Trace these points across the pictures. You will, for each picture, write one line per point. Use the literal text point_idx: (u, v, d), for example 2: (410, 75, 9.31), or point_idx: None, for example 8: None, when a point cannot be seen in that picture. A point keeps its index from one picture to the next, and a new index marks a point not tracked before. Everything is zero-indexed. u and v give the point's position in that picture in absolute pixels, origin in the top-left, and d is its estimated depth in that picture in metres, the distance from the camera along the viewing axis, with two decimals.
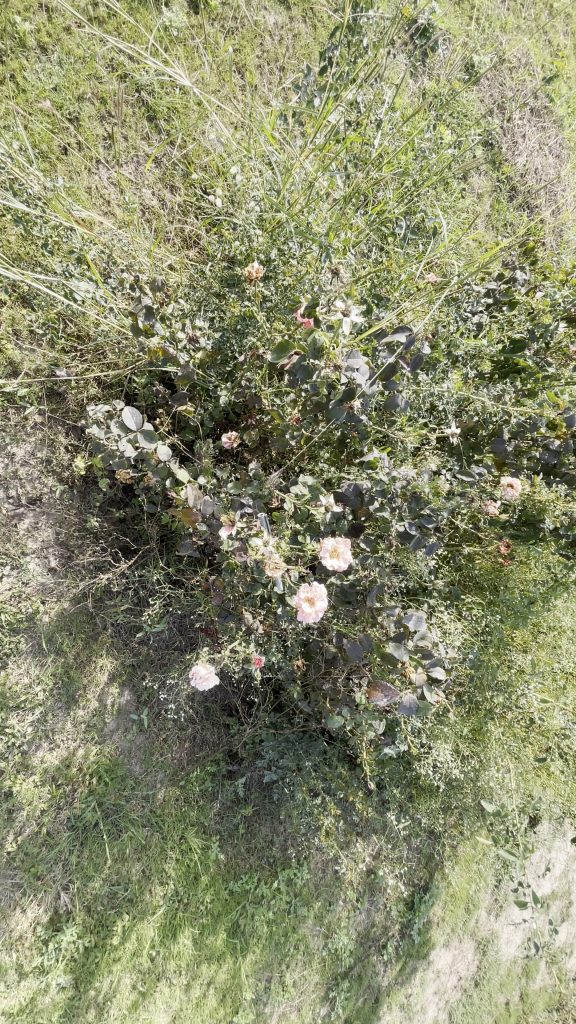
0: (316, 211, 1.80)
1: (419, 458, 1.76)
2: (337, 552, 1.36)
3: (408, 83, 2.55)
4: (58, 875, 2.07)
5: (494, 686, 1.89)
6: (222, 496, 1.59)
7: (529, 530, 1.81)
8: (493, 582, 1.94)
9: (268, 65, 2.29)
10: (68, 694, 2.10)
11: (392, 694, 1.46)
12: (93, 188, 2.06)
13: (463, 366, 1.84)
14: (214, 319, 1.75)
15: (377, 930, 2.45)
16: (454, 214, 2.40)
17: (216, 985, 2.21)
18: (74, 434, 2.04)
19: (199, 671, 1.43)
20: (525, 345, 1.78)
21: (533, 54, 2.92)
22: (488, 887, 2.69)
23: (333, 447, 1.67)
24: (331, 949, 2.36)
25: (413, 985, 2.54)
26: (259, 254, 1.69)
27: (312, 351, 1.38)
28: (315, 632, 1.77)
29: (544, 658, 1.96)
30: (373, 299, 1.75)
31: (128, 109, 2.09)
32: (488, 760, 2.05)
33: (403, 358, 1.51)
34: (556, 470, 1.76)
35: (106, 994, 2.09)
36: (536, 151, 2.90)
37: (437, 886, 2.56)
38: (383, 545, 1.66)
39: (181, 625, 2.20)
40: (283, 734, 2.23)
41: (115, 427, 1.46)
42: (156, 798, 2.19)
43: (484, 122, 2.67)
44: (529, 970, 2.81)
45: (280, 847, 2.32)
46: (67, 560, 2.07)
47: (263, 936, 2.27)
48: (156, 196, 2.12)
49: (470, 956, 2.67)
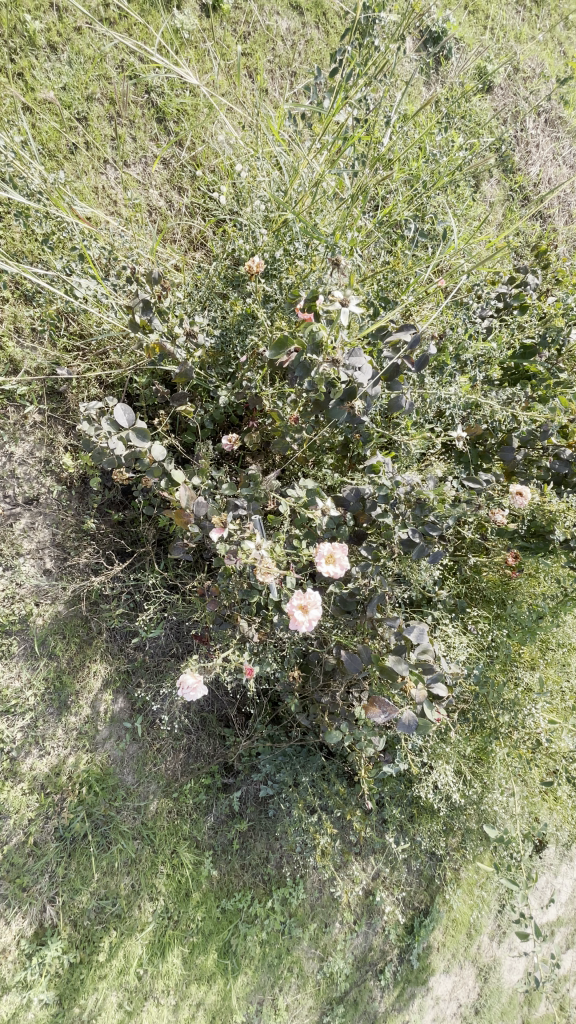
0: (324, 211, 1.79)
1: (425, 464, 1.68)
2: (334, 557, 1.31)
3: (420, 89, 2.54)
4: (44, 886, 2.00)
5: (500, 703, 1.81)
6: (218, 497, 1.55)
7: (538, 543, 1.77)
8: (501, 595, 1.87)
9: (280, 70, 2.29)
10: (60, 699, 2.05)
11: (390, 710, 1.40)
12: (100, 187, 2.05)
13: (471, 368, 1.76)
14: (215, 318, 1.70)
15: (374, 954, 2.35)
16: (467, 220, 2.35)
17: (205, 1007, 2.12)
18: (73, 434, 2.01)
19: (187, 681, 1.37)
20: (537, 351, 1.73)
21: (548, 64, 2.90)
22: (491, 912, 2.58)
23: (336, 452, 1.66)
24: (326, 973, 2.26)
25: (410, 1012, 2.43)
26: (264, 253, 1.65)
27: (310, 342, 1.29)
28: (315, 643, 1.71)
29: (552, 676, 1.87)
30: (380, 299, 1.61)
31: (137, 110, 2.09)
32: (491, 782, 1.96)
33: (409, 359, 1.47)
34: (566, 479, 1.71)
35: (91, 1012, 2.01)
36: (550, 160, 2.86)
37: (438, 910, 2.45)
38: (386, 553, 1.58)
39: (178, 632, 2.14)
40: (280, 747, 2.18)
41: (107, 425, 1.41)
42: (147, 810, 2.12)
43: (498, 130, 2.65)
44: (532, 1000, 2.69)
45: (276, 864, 2.24)
46: (63, 561, 2.03)
47: (255, 957, 2.18)
48: (163, 196, 2.11)
49: (471, 984, 2.56)
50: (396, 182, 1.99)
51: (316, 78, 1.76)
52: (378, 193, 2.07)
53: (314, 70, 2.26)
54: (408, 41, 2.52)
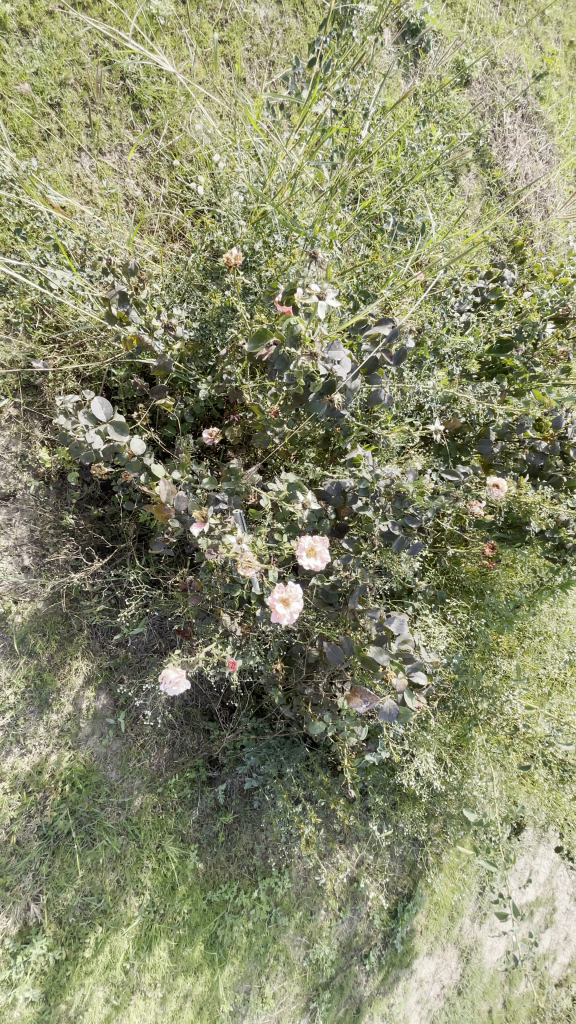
0: (302, 203, 1.76)
1: (404, 458, 1.71)
2: (314, 550, 1.32)
3: (399, 82, 2.54)
4: (28, 885, 1.98)
5: (478, 692, 1.85)
6: (198, 492, 1.54)
7: (515, 532, 1.80)
8: (479, 586, 1.93)
9: (258, 59, 2.27)
10: (41, 696, 2.03)
11: (371, 700, 1.42)
12: (75, 175, 2.01)
13: (449, 363, 1.78)
14: (194, 311, 1.68)
15: (359, 939, 2.40)
16: (445, 215, 2.37)
17: (193, 999, 2.14)
18: (50, 429, 1.98)
19: (169, 675, 1.37)
20: (513, 345, 1.77)
21: (524, 58, 2.92)
22: (472, 895, 2.65)
23: (317, 446, 1.68)
24: (312, 959, 2.30)
25: (395, 995, 2.49)
26: (243, 246, 1.63)
27: (289, 336, 1.31)
28: (298, 634, 1.72)
29: (529, 664, 1.91)
30: (360, 293, 1.61)
31: (112, 97, 2.05)
32: (471, 769, 1.99)
33: (387, 351, 1.47)
34: (542, 472, 1.77)
35: (78, 1008, 2.01)
36: (527, 156, 2.89)
37: (421, 894, 2.51)
38: (366, 546, 1.63)
39: (160, 628, 2.13)
40: (264, 740, 2.19)
41: (84, 419, 1.40)
42: (132, 806, 2.12)
43: (476, 123, 2.66)
44: (513, 978, 2.78)
45: (261, 855, 2.26)
46: (41, 559, 2.01)
47: (242, 947, 2.21)
48: (140, 187, 2.08)
49: (454, 965, 2.62)
50: (375, 177, 1.97)
51: (293, 69, 1.74)
52: (357, 186, 2.05)
53: (292, 60, 2.24)
54: (386, 32, 2.51)
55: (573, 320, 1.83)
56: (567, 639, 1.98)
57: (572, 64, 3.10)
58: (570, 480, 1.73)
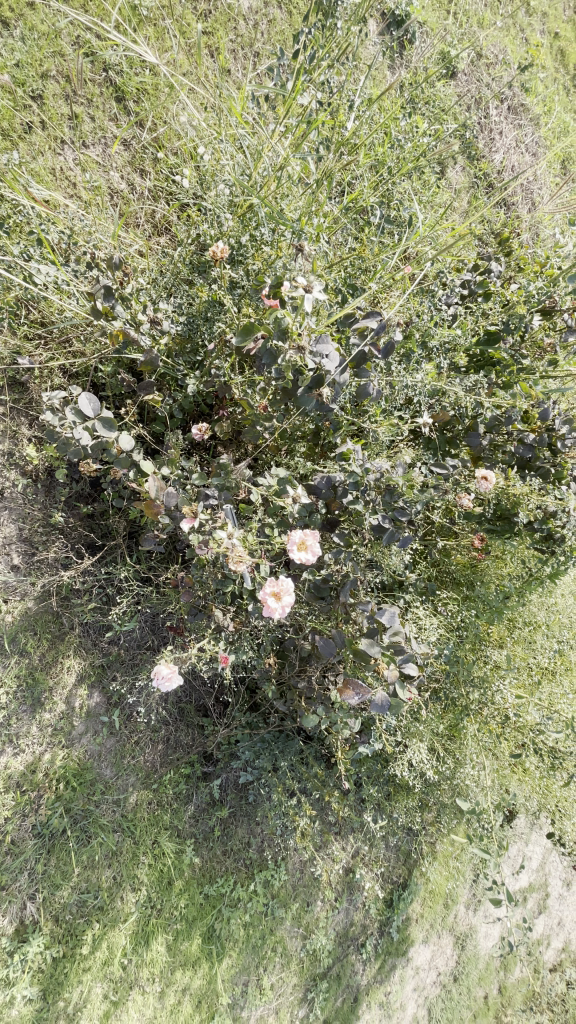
0: (289, 195, 1.75)
1: (394, 451, 1.73)
2: (305, 544, 1.32)
3: (384, 73, 2.53)
4: (23, 884, 1.98)
5: (470, 681, 1.89)
6: (188, 487, 1.54)
7: (504, 524, 1.85)
8: (470, 578, 1.95)
9: (242, 50, 2.24)
10: (34, 695, 2.02)
11: (363, 692, 1.43)
12: (58, 168, 1.98)
13: (437, 355, 1.77)
14: (182, 305, 1.67)
15: (355, 929, 2.42)
16: (433, 207, 2.37)
17: (191, 992, 2.15)
18: (36, 426, 1.95)
19: (162, 672, 1.37)
20: (500, 336, 1.74)
21: (510, 49, 2.92)
22: (466, 882, 2.68)
23: (308, 439, 1.67)
24: (309, 950, 2.32)
25: (392, 983, 2.52)
26: (229, 239, 1.62)
27: (276, 329, 1.29)
28: (290, 629, 1.73)
29: (519, 654, 1.94)
30: (348, 288, 1.60)
31: (95, 89, 2.02)
32: (463, 758, 2.01)
33: (375, 344, 1.49)
34: (530, 464, 1.80)
35: (76, 1005, 2.02)
36: (513, 148, 2.89)
37: (416, 882, 2.54)
38: (358, 539, 1.63)
39: (152, 625, 2.12)
40: (258, 734, 2.20)
41: (71, 413, 1.38)
42: (127, 802, 2.12)
43: (462, 115, 2.66)
44: (508, 964, 2.82)
45: (257, 849, 2.27)
46: (31, 558, 1.99)
47: (239, 939, 2.22)
48: (124, 179, 2.05)
49: (449, 952, 2.66)
50: (362, 169, 1.96)
51: (278, 60, 1.72)
52: (344, 178, 2.03)
53: (277, 51, 2.22)
54: (372, 23, 2.50)
55: (560, 314, 1.82)
56: (556, 629, 2.00)
57: (557, 56, 3.11)
58: (558, 471, 1.74)
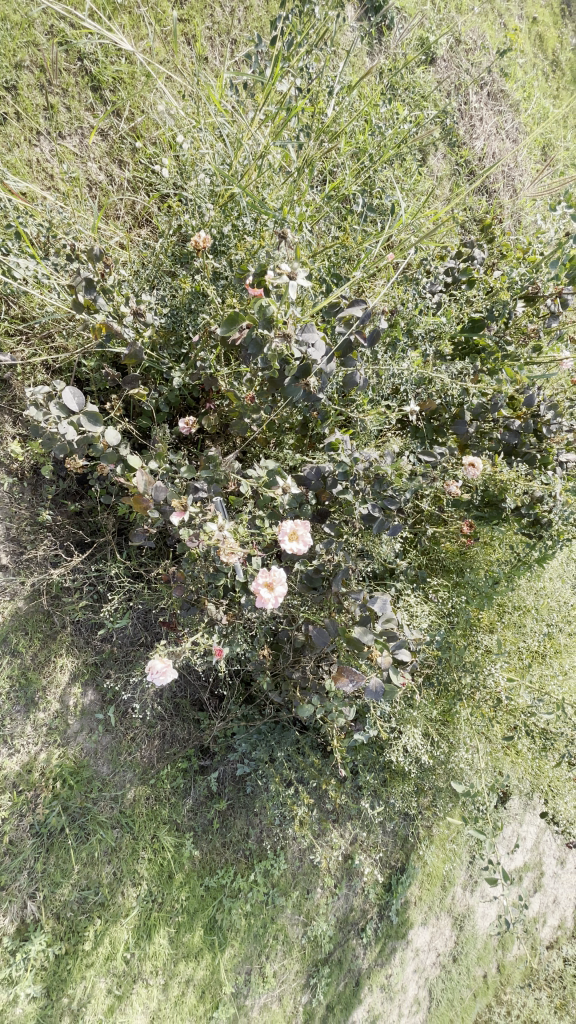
0: (271, 184, 1.73)
1: (382, 441, 1.73)
2: (296, 534, 1.32)
3: (363, 60, 2.52)
4: (23, 884, 1.98)
5: (461, 666, 1.90)
6: (176, 481, 1.53)
7: (491, 511, 1.86)
8: (459, 565, 1.96)
9: (219, 38, 2.21)
10: (27, 696, 2.01)
11: (357, 678, 1.45)
12: (34, 160, 1.95)
13: (423, 343, 1.76)
14: (164, 297, 1.65)
15: (355, 914, 2.46)
16: (415, 196, 2.37)
17: (195, 983, 2.17)
18: (20, 424, 1.93)
19: (156, 665, 1.37)
20: (485, 323, 1.76)
21: (489, 35, 2.90)
22: (463, 864, 2.73)
23: (296, 431, 1.66)
24: (310, 936, 2.35)
25: (392, 966, 2.56)
26: (211, 230, 1.60)
27: (262, 318, 1.27)
28: (284, 620, 1.73)
29: (510, 638, 1.97)
30: (332, 276, 1.59)
31: (70, 79, 1.98)
32: (457, 742, 2.06)
33: (360, 332, 1.49)
34: (516, 451, 1.83)
35: (81, 1000, 2.02)
36: (494, 135, 2.89)
37: (414, 866, 2.58)
38: (348, 529, 1.63)
39: (145, 621, 2.11)
40: (254, 726, 2.21)
41: (55, 409, 1.36)
42: (125, 799, 2.12)
43: (443, 101, 2.65)
44: (505, 943, 2.89)
45: (256, 839, 2.29)
46: (19, 557, 1.98)
47: (241, 929, 2.24)
48: (103, 171, 2.02)
49: (448, 932, 2.71)
50: (343, 157, 1.95)
51: (256, 48, 1.70)
52: (325, 166, 2.01)
53: (254, 38, 2.19)
54: (350, 9, 2.47)
55: (543, 300, 1.83)
56: (545, 612, 2.03)
57: (535, 42, 3.12)
58: (544, 457, 1.77)
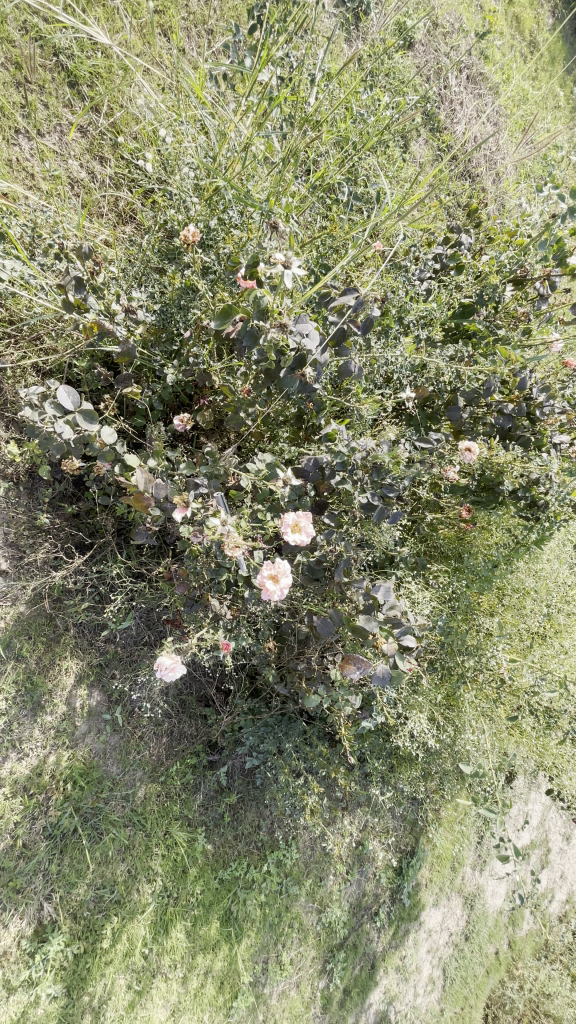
0: (255, 176, 1.73)
1: (377, 429, 1.76)
2: (299, 526, 1.33)
3: (341, 47, 2.49)
4: (39, 885, 1.98)
5: (464, 650, 1.91)
6: (175, 479, 1.51)
7: (489, 495, 1.85)
8: (457, 549, 1.99)
9: (195, 28, 2.18)
10: (33, 700, 2.01)
11: (365, 664, 1.48)
12: (14, 159, 1.93)
13: (415, 328, 1.75)
14: (154, 294, 1.64)
15: (368, 899, 2.49)
16: (399, 183, 2.36)
17: (214, 975, 2.20)
18: (13, 426, 1.91)
19: (164, 663, 1.40)
20: (475, 309, 1.79)
21: (466, 17, 2.88)
22: (471, 844, 2.79)
23: (291, 424, 1.69)
24: (325, 923, 2.38)
25: (407, 947, 2.61)
26: (198, 224, 1.59)
27: (256, 308, 1.30)
28: (287, 613, 1.74)
29: (510, 620, 2.01)
30: (321, 268, 1.60)
31: (47, 75, 1.95)
32: (463, 724, 2.08)
33: (353, 320, 1.49)
34: (511, 433, 1.85)
35: (101, 997, 2.04)
36: (474, 119, 2.88)
37: (423, 849, 2.62)
38: (348, 519, 1.65)
39: (148, 620, 2.12)
40: (261, 718, 2.23)
41: (50, 408, 1.35)
42: (136, 797, 2.13)
43: (422, 86, 2.64)
44: (516, 919, 2.95)
45: (267, 830, 2.31)
46: (19, 560, 1.97)
47: (256, 919, 2.27)
48: (84, 168, 2.00)
49: (459, 912, 2.76)
50: (326, 145, 1.94)
51: (234, 38, 1.69)
52: (308, 156, 2.00)
53: (231, 27, 2.17)
54: None
55: (532, 282, 1.84)
56: (544, 593, 2.04)
57: (512, 23, 3.10)
58: (538, 439, 1.81)
